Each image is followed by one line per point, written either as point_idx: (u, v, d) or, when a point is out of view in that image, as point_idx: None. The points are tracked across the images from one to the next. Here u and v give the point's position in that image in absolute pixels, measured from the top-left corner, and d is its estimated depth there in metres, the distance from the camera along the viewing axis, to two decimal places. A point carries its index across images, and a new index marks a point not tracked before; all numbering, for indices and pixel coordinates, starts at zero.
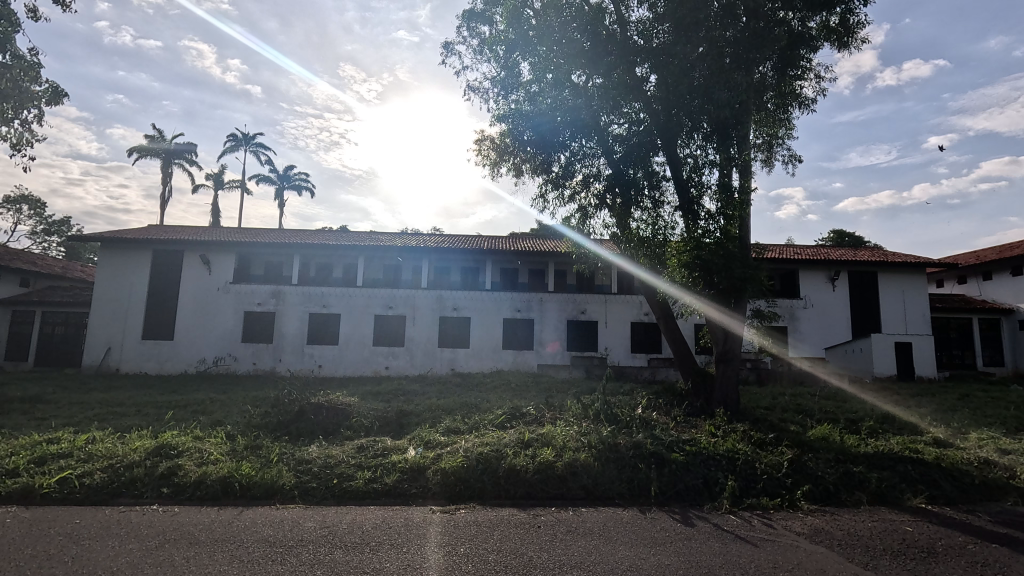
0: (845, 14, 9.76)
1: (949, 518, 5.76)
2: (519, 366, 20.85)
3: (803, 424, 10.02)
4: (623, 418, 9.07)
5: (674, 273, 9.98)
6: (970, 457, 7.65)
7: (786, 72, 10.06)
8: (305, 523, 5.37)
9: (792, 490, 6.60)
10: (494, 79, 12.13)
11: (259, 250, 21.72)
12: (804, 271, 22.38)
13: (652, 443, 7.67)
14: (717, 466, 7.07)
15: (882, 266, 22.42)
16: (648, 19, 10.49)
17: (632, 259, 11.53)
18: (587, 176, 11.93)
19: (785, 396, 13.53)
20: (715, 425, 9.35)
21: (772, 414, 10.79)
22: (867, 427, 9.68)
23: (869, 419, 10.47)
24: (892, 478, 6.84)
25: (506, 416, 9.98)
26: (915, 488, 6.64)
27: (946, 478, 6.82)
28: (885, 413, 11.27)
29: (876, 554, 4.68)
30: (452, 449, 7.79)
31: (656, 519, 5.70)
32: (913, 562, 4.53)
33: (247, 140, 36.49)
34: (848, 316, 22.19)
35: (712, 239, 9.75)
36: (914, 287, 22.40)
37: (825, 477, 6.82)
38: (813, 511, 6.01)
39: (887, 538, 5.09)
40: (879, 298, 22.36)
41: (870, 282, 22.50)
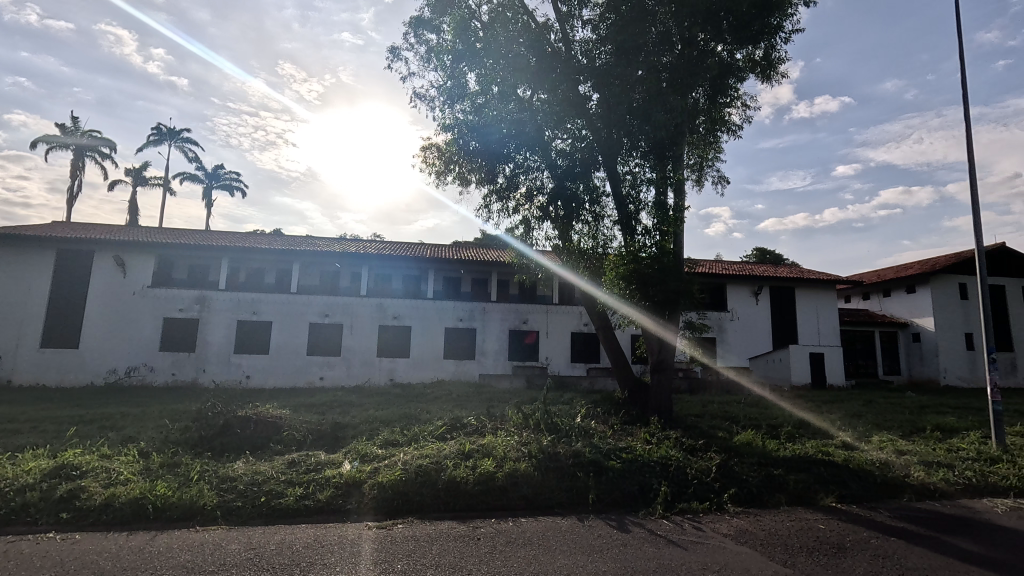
0: (768, 50, 10.53)
1: (855, 515, 6.27)
2: (461, 376, 20.69)
3: (730, 431, 10.60)
4: (563, 427, 9.21)
5: (612, 286, 10.40)
6: (874, 459, 8.37)
7: (717, 99, 10.65)
8: (228, 546, 5.01)
9: (720, 493, 6.94)
10: (441, 87, 12.15)
11: (183, 253, 20.42)
12: (731, 286, 23.87)
13: (591, 452, 7.83)
14: (651, 472, 7.30)
15: (799, 282, 24.23)
16: (591, 40, 10.93)
17: (573, 275, 11.91)
18: (530, 189, 12.10)
19: (714, 403, 14.25)
20: (650, 432, 9.71)
21: (703, 421, 11.34)
22: (786, 433, 10.41)
23: (788, 425, 11.26)
24: (807, 480, 7.34)
25: (446, 427, 9.83)
26: (827, 488, 7.16)
27: (854, 478, 7.43)
28: (800, 419, 12.17)
29: (793, 552, 4.99)
30: (390, 462, 7.58)
31: (594, 527, 5.82)
32: (824, 558, 4.87)
33: (173, 135, 34.24)
34: (769, 328, 23.78)
35: (649, 254, 10.14)
36: (826, 302, 24.35)
37: (749, 480, 7.24)
38: (738, 514, 6.34)
39: (804, 536, 5.45)
40: (796, 312, 24.14)
41: (788, 297, 24.27)
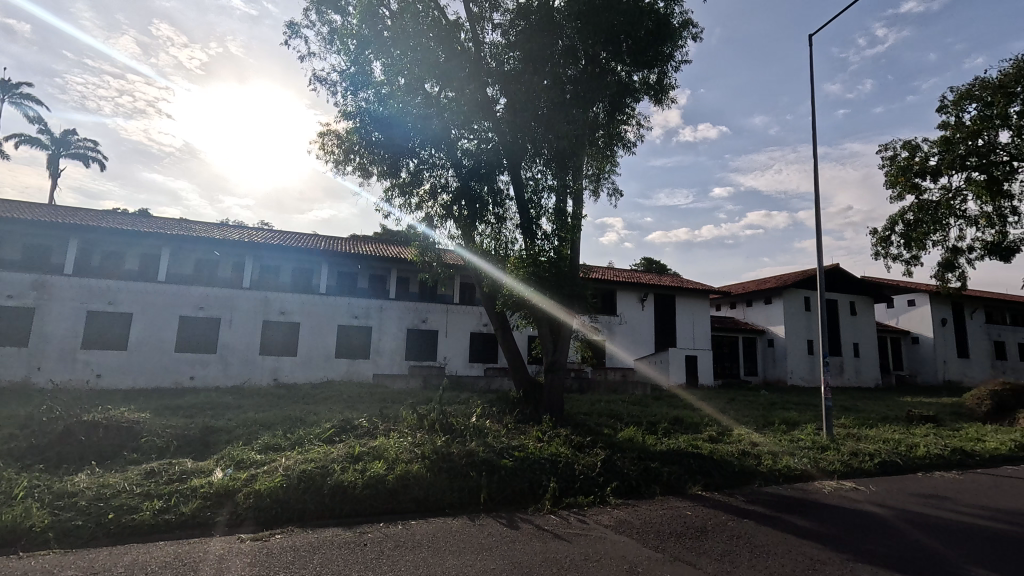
0: (661, 75, 11.42)
1: (716, 501, 7.01)
2: (353, 377, 19.86)
3: (614, 428, 11.29)
4: (458, 426, 9.19)
5: (511, 288, 10.62)
6: (733, 450, 9.41)
7: (615, 115, 11.29)
8: (62, 573, 4.30)
9: (603, 487, 7.38)
10: (343, 73, 11.58)
11: (16, 228, 17.09)
12: (621, 292, 25.52)
13: (484, 451, 7.90)
14: (541, 469, 7.54)
15: (678, 291, 26.53)
16: (500, 44, 10.99)
17: (484, 262, 11.47)
18: (434, 186, 11.98)
19: (601, 402, 15.13)
20: (541, 430, 10.04)
21: (590, 419, 11.99)
22: (662, 429, 11.35)
23: (664, 421, 12.29)
24: (678, 470, 8.05)
25: (335, 429, 9.35)
26: (694, 478, 7.92)
27: (716, 468, 8.29)
28: (675, 415, 13.35)
29: (664, 538, 5.44)
30: (270, 468, 7.03)
31: (484, 526, 5.89)
32: (689, 541, 5.38)
33: (8, 89, 28.82)
34: (652, 332, 25.76)
35: (547, 258, 10.51)
36: (700, 309, 26.89)
37: (629, 473, 7.77)
38: (618, 505, 6.78)
39: (673, 523, 5.98)
40: (676, 318, 26.41)
41: (669, 304, 26.47)
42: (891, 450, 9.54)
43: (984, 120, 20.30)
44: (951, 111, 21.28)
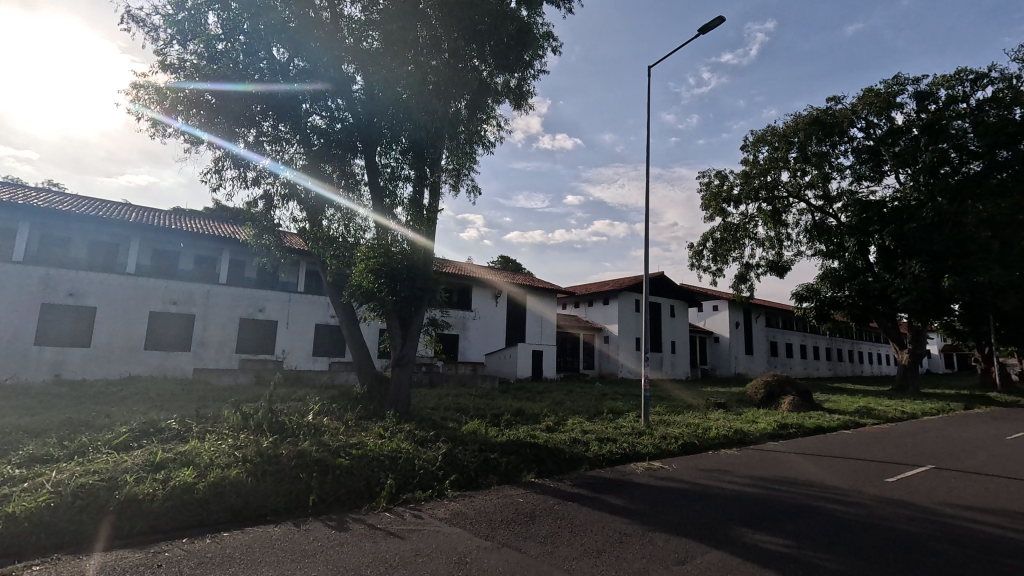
0: (521, 81, 11.78)
1: (546, 487, 7.48)
2: (167, 371, 17.45)
3: (459, 421, 11.42)
4: (290, 425, 8.46)
5: (361, 279, 10.00)
6: (566, 438, 10.15)
7: (476, 114, 11.44)
8: None
9: (442, 480, 7.40)
10: (167, 21, 10.04)
11: None
12: (475, 288, 26.08)
13: (318, 451, 7.40)
14: (379, 466, 7.31)
15: (529, 289, 27.86)
16: (360, 20, 10.33)
17: (319, 181, 11.06)
18: (275, 162, 10.97)
19: (449, 396, 15.26)
20: (384, 426, 9.74)
21: (436, 413, 12.00)
22: (505, 420, 11.82)
23: (507, 414, 12.83)
24: (515, 460, 8.43)
25: (132, 434, 7.96)
26: (529, 466, 8.36)
27: (549, 456, 8.84)
28: (518, 408, 14.04)
29: (496, 525, 5.64)
30: (33, 485, 5.71)
31: (310, 530, 5.50)
32: (518, 526, 5.65)
33: None
34: (503, 328, 26.77)
35: (400, 249, 10.36)
36: (548, 307, 28.57)
37: (469, 465, 7.92)
38: (455, 497, 6.86)
39: (505, 511, 6.23)
40: (525, 314, 27.72)
41: (520, 301, 27.69)
42: (691, 433, 11.16)
43: (772, 162, 24.91)
44: (751, 151, 25.71)
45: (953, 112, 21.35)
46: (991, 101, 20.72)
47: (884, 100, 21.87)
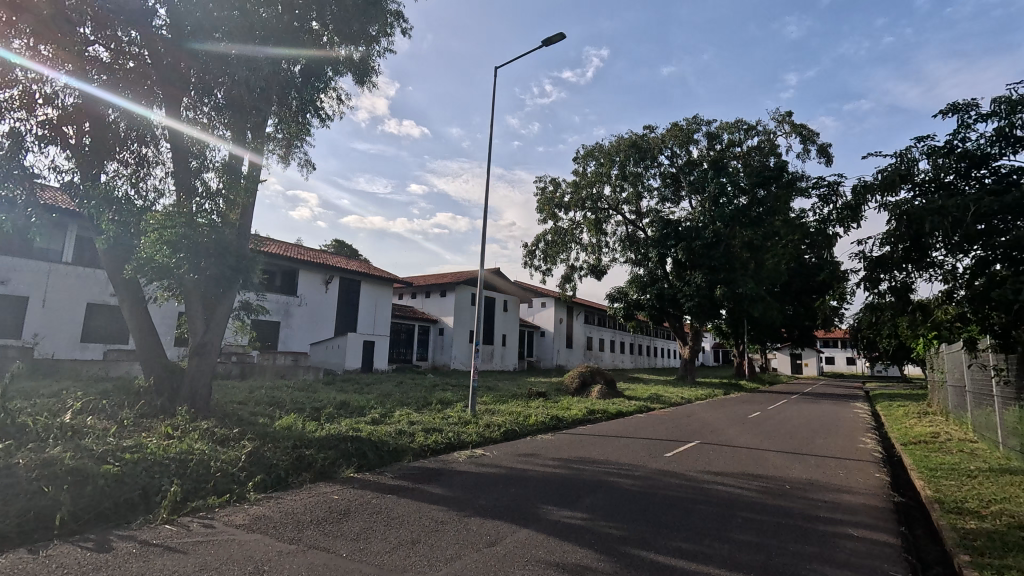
0: (366, 57, 10.74)
1: (367, 481, 7.07)
2: None
3: (271, 416, 10.37)
4: (34, 428, 6.71)
5: (152, 251, 8.34)
6: (391, 431, 9.89)
7: (311, 82, 10.09)
8: None
9: (244, 483, 6.53)
10: None
11: None
12: (302, 272, 24.06)
13: (76, 458, 6.01)
14: (162, 472, 6.20)
15: (364, 276, 26.47)
16: None
17: (111, 90, 8.97)
18: (38, 93, 8.67)
19: (262, 389, 13.76)
20: (174, 425, 8.31)
21: (245, 408, 10.71)
22: (326, 414, 11.05)
23: (329, 407, 12.03)
24: (333, 455, 7.80)
25: None
26: (349, 461, 7.81)
27: (373, 449, 8.37)
28: (343, 400, 13.28)
29: (304, 526, 5.18)
30: None
31: (53, 556, 4.40)
32: (330, 525, 5.27)
33: None
34: (332, 316, 25.15)
35: (206, 220, 8.93)
36: (384, 297, 27.47)
37: (279, 463, 7.12)
38: (259, 501, 6.08)
39: (317, 509, 5.76)
40: (358, 303, 26.32)
41: (353, 288, 26.22)
42: (513, 421, 11.81)
43: (597, 175, 27.66)
44: (581, 163, 28.24)
45: (731, 154, 26.24)
46: (756, 149, 25.97)
47: (685, 135, 25.87)
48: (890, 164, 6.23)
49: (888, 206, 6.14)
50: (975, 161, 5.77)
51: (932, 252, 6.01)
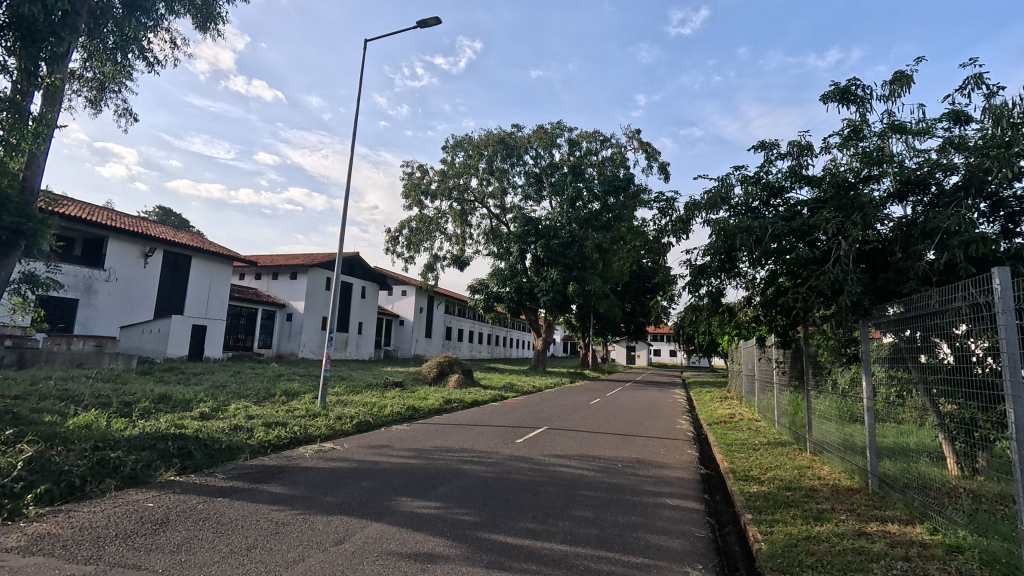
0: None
1: (191, 485, 6.20)
2: None
3: (63, 413, 8.58)
4: None
5: None
6: (224, 426, 8.84)
7: (135, 13, 8.62)
8: None
9: (20, 496, 5.27)
10: None
11: None
12: (113, 241, 20.25)
13: None
14: None
15: (196, 252, 23.14)
16: None
17: None
18: None
19: (50, 381, 11.27)
20: None
21: (23, 404, 8.67)
22: (140, 409, 9.46)
23: (145, 401, 10.34)
24: (147, 457, 6.69)
25: None
26: (169, 463, 6.78)
27: (200, 448, 7.37)
28: (163, 393, 11.51)
29: (105, 543, 4.37)
30: None
31: None
32: (141, 538, 4.52)
33: None
34: (152, 295, 21.60)
35: None
36: (221, 276, 24.34)
37: (71, 470, 5.88)
38: (41, 517, 4.96)
39: (125, 521, 4.89)
40: (187, 281, 22.95)
41: (181, 264, 22.78)
42: (367, 412, 11.37)
43: (465, 167, 27.79)
44: (449, 153, 28.12)
45: (588, 161, 28.31)
46: (610, 160, 28.40)
47: (549, 138, 27.24)
48: (715, 187, 7.28)
49: (711, 222, 7.19)
50: (774, 191, 7.03)
51: (740, 264, 7.18)
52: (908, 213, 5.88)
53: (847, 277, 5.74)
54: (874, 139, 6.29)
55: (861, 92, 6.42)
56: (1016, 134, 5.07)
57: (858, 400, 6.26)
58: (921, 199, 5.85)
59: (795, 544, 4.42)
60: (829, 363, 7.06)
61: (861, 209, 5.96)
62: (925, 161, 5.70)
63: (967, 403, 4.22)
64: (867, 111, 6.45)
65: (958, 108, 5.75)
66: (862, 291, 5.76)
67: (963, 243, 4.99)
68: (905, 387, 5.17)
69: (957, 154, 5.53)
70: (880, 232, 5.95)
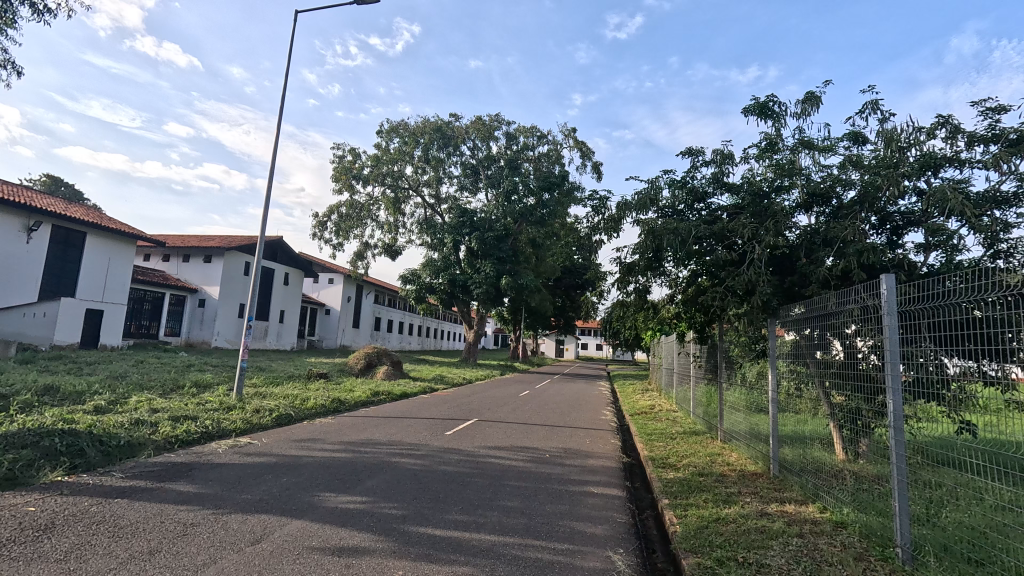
0: None
1: (82, 486, 5.59)
2: None
3: None
4: None
5: None
6: (122, 421, 8.04)
7: None
8: None
9: None
10: None
11: None
12: None
13: None
14: None
15: (93, 228, 20.81)
16: None
17: None
18: None
19: None
20: None
21: None
22: (21, 403, 8.39)
23: (27, 393, 9.18)
24: (28, 456, 5.95)
25: None
26: (55, 462, 6.07)
27: (93, 445, 6.65)
28: (49, 384, 10.28)
29: None
30: None
31: None
32: (20, 547, 4.00)
33: None
34: (37, 275, 19.22)
35: None
36: (122, 256, 22.07)
37: None
38: None
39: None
40: (81, 260, 20.61)
41: (73, 241, 20.41)
42: (288, 405, 10.81)
43: (400, 153, 27.03)
44: (384, 138, 27.24)
45: (524, 156, 28.49)
46: (546, 156, 28.75)
47: (487, 130, 27.09)
48: (645, 189, 7.58)
49: (640, 222, 7.48)
50: (698, 196, 7.45)
51: (664, 263, 7.55)
52: (813, 222, 6.45)
53: (758, 279, 6.22)
54: (786, 152, 6.83)
55: (778, 108, 6.93)
56: (902, 156, 5.71)
57: (764, 393, 6.81)
58: (823, 210, 6.44)
59: (706, 526, 4.75)
60: (740, 357, 7.64)
61: (773, 216, 6.47)
62: (829, 176, 6.27)
63: (853, 394, 4.72)
64: (782, 126, 6.98)
65: (857, 129, 6.37)
66: (771, 292, 6.25)
67: (857, 252, 5.56)
68: (803, 380, 5.68)
69: (854, 171, 6.12)
70: (788, 239, 6.47)
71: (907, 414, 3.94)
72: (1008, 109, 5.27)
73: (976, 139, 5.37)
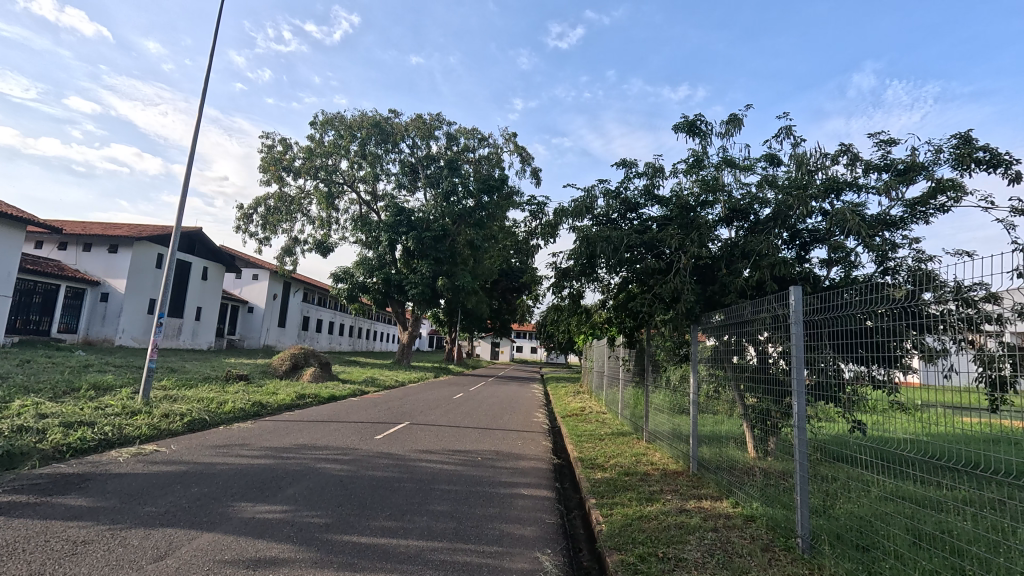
0: None
1: None
2: None
3: None
4: None
5: None
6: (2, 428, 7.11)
7: None
8: None
9: None
10: None
11: None
12: None
13: None
14: None
15: None
16: None
17: None
18: None
19: None
20: None
21: None
22: None
23: None
24: None
25: None
26: None
27: None
28: None
29: None
30: None
31: None
32: None
33: None
34: None
35: None
36: (8, 242, 19.59)
37: None
38: None
39: None
40: None
41: None
42: (202, 409, 10.06)
43: (335, 147, 26.04)
44: (318, 129, 26.15)
45: (464, 158, 28.43)
46: (486, 159, 28.81)
47: (427, 129, 26.76)
48: (581, 196, 7.78)
49: (576, 229, 7.66)
50: (630, 206, 7.75)
51: (598, 270, 7.77)
52: (733, 236, 6.89)
53: (683, 287, 6.56)
54: (711, 169, 7.27)
55: (704, 127, 7.37)
56: (810, 178, 6.25)
57: (685, 394, 7.20)
58: (742, 224, 6.91)
59: (630, 523, 4.94)
60: (665, 360, 8.00)
61: (698, 228, 6.85)
62: (747, 194, 6.74)
63: (763, 396, 5.10)
64: (707, 144, 7.42)
65: (773, 152, 6.89)
66: (694, 299, 6.62)
67: (770, 264, 6.01)
68: (721, 383, 6.06)
69: (769, 189, 6.62)
70: (711, 250, 6.87)
71: (810, 415, 4.29)
72: (897, 142, 5.93)
73: (871, 166, 5.98)
